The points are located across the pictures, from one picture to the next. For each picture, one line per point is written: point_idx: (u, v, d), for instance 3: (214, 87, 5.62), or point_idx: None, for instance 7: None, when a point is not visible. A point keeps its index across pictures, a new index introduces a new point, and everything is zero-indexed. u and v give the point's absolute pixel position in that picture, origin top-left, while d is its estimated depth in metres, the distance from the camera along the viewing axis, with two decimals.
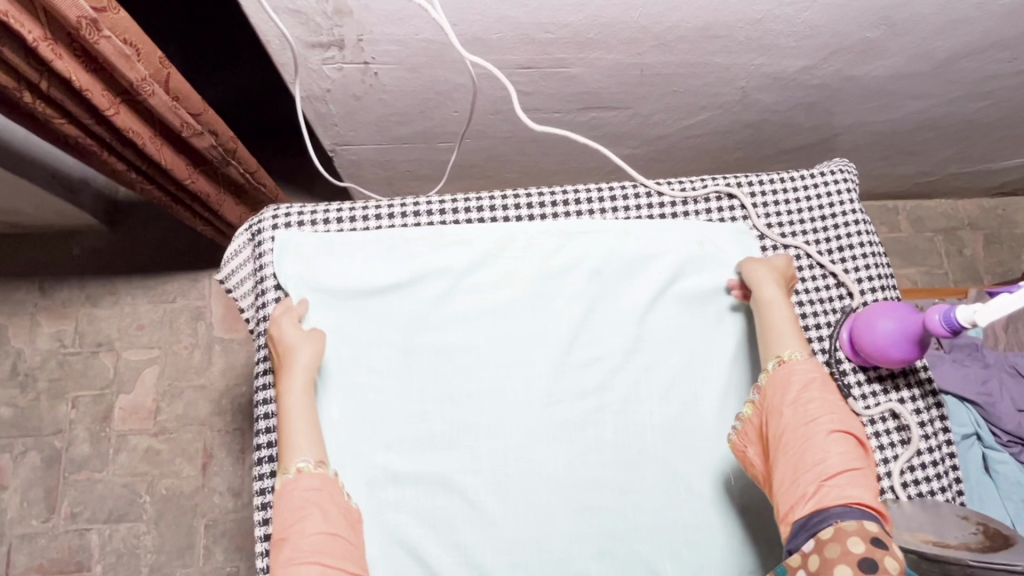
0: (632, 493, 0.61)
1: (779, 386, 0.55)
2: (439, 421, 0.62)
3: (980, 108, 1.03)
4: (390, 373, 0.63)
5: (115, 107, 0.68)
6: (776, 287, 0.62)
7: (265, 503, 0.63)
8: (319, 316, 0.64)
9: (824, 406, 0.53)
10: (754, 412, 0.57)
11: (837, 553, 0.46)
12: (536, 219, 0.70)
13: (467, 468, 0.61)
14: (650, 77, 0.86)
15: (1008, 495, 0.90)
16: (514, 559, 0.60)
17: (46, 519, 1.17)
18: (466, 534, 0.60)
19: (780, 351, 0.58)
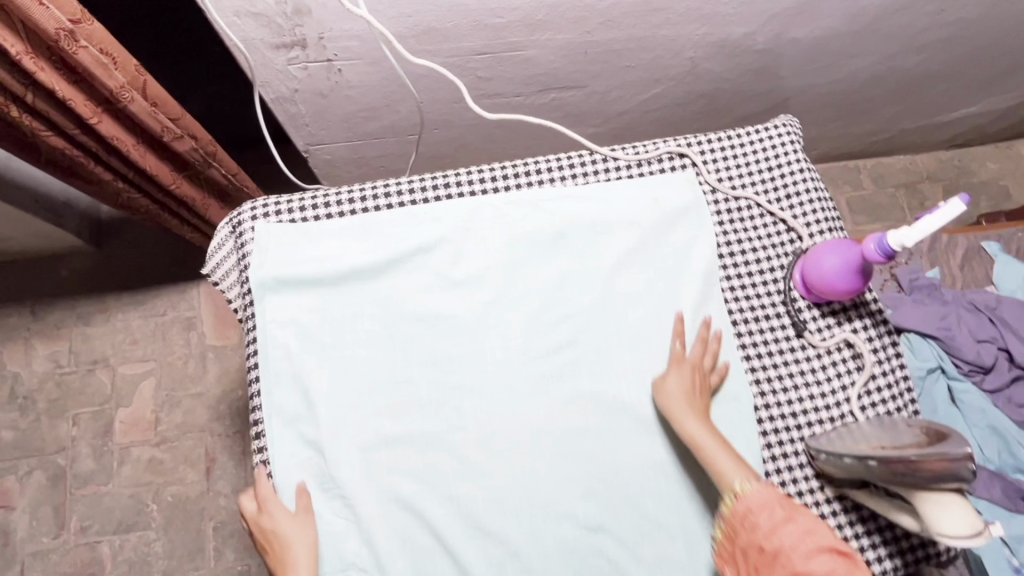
0: (610, 436, 0.66)
1: (745, 518, 0.58)
2: (425, 385, 0.66)
3: (919, 61, 1.09)
4: (375, 344, 0.67)
5: (97, 116, 0.73)
6: (692, 417, 0.63)
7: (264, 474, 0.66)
8: (303, 298, 0.68)
9: (793, 523, 0.56)
10: (727, 538, 0.60)
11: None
12: (502, 191, 0.73)
13: (455, 426, 0.65)
14: (601, 54, 0.91)
15: (972, 422, 0.97)
16: (504, 505, 0.64)
17: (56, 535, 1.20)
18: (458, 486, 0.64)
19: (732, 484, 0.59)
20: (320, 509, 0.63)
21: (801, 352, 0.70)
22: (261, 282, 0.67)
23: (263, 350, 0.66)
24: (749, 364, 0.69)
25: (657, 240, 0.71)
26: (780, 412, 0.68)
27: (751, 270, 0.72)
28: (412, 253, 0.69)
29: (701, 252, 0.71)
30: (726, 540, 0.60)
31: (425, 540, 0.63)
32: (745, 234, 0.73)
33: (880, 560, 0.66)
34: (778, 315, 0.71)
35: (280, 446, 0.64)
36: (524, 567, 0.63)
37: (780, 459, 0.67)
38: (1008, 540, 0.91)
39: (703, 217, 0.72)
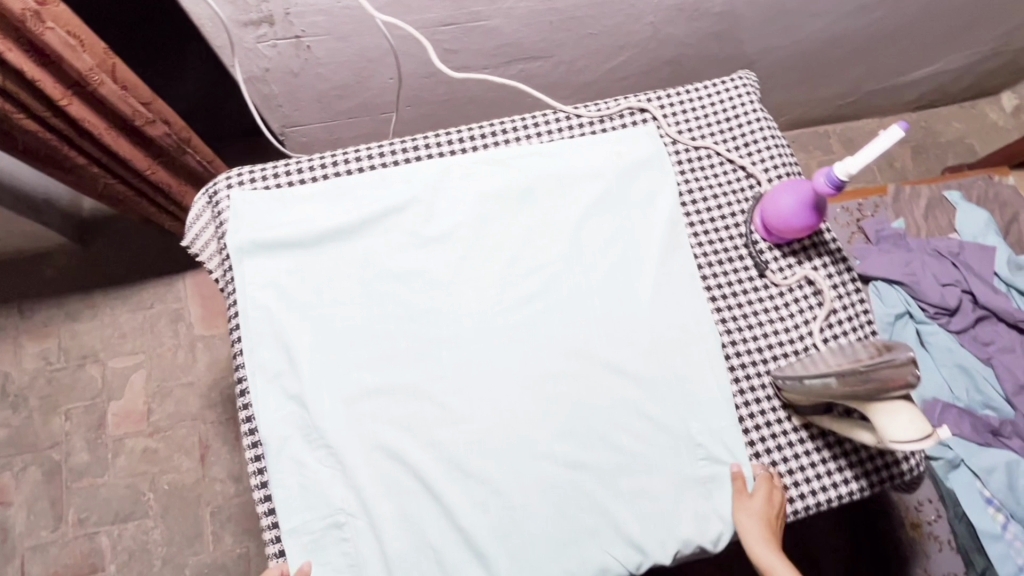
0: (585, 378, 0.68)
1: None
2: (404, 338, 0.68)
3: (876, 19, 1.12)
4: (353, 302, 0.69)
5: (68, 98, 0.74)
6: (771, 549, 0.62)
7: (252, 430, 0.69)
8: (279, 262, 0.70)
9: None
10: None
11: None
12: (470, 152, 0.76)
13: (434, 376, 0.67)
14: (564, 22, 0.93)
15: (942, 363, 1.02)
16: (485, 449, 0.66)
17: (54, 528, 1.21)
18: (439, 433, 0.66)
19: None
20: (306, 460, 0.65)
21: (764, 291, 0.73)
22: (238, 247, 0.69)
23: (244, 313, 0.68)
24: (715, 305, 0.72)
25: (620, 189, 0.74)
26: (747, 348, 0.71)
27: (713, 215, 0.75)
28: (381, 212, 0.71)
29: (662, 198, 0.74)
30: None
31: (409, 484, 0.65)
32: (706, 181, 0.76)
33: (847, 484, 0.68)
34: (740, 257, 0.74)
35: (266, 404, 0.66)
36: (507, 506, 0.64)
37: (749, 392, 0.70)
38: (977, 472, 0.95)
39: (663, 165, 0.75)
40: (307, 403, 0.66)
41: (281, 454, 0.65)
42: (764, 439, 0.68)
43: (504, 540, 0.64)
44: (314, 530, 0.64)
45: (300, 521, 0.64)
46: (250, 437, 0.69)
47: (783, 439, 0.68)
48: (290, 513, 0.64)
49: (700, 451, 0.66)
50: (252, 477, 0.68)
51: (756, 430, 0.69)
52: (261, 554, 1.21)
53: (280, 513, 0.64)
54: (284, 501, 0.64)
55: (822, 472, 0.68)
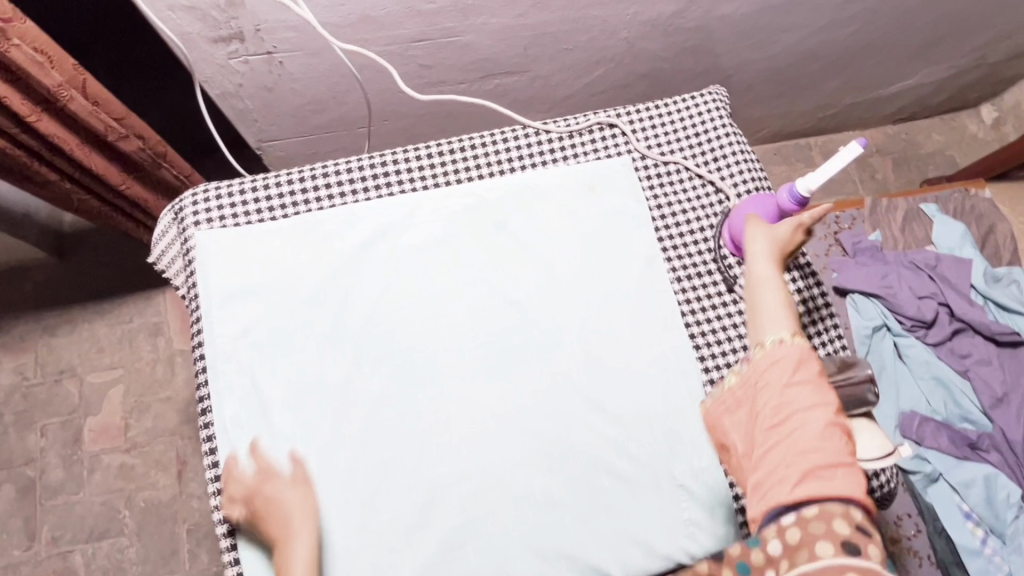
0: (560, 410, 0.67)
1: (770, 363, 0.53)
2: (378, 380, 0.66)
3: (850, 33, 1.13)
4: (325, 344, 0.67)
5: (35, 114, 0.74)
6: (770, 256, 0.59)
7: (219, 488, 0.64)
8: (249, 304, 0.67)
9: (822, 398, 0.51)
10: (739, 387, 0.55)
11: (822, 535, 0.46)
12: (442, 186, 0.74)
13: (408, 418, 0.65)
14: (538, 37, 0.94)
15: (919, 375, 1.01)
16: (460, 492, 0.64)
17: (27, 547, 1.19)
18: (415, 479, 0.64)
19: (764, 336, 0.55)
20: None
21: (732, 306, 0.73)
22: (203, 267, 0.68)
23: (213, 358, 0.65)
24: (685, 320, 0.72)
25: (595, 218, 0.73)
26: (717, 363, 0.70)
27: (683, 230, 0.75)
28: (349, 230, 0.70)
29: (635, 227, 0.73)
30: (742, 382, 0.55)
31: (383, 535, 0.62)
32: (676, 197, 0.76)
33: None
34: (709, 272, 0.74)
35: (232, 454, 0.63)
36: (484, 548, 0.63)
37: None
38: (955, 486, 0.94)
39: (636, 192, 0.75)
40: (272, 432, 0.64)
41: (251, 513, 0.62)
42: None
43: None
44: None
45: None
46: (217, 493, 0.64)
47: None
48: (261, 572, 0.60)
49: (680, 490, 0.65)
50: (211, 488, 0.64)
51: None
52: None
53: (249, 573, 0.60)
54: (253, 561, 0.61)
55: None
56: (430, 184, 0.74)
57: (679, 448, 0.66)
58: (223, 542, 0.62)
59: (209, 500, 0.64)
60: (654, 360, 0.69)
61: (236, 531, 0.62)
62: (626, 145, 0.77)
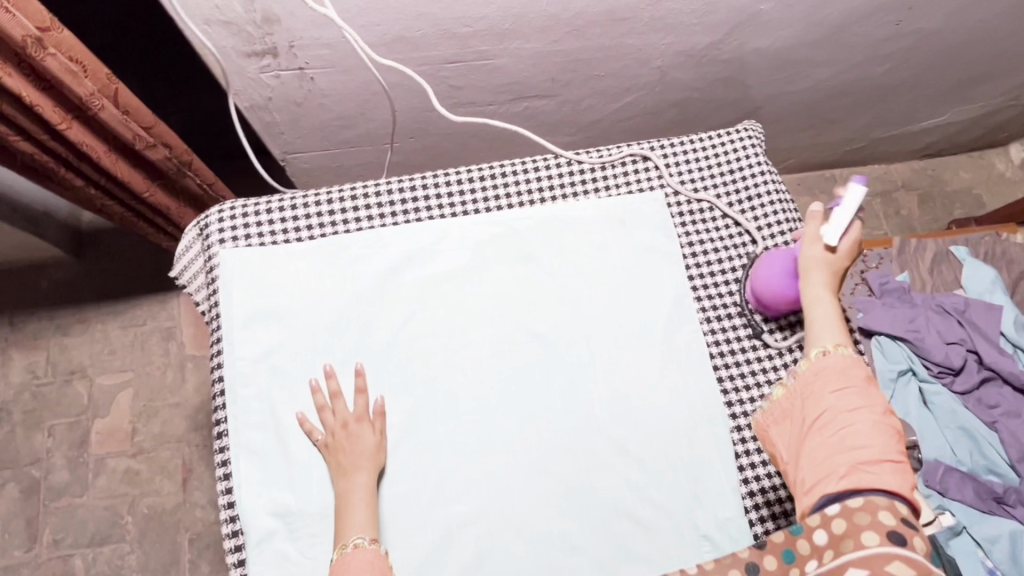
0: (582, 450, 0.65)
1: (816, 373, 0.56)
2: (398, 411, 0.65)
3: (884, 70, 1.12)
4: (345, 371, 0.65)
5: (66, 122, 0.73)
6: (825, 275, 0.59)
7: (232, 515, 0.61)
8: (271, 327, 0.66)
9: (873, 401, 0.53)
10: (787, 397, 0.58)
11: (867, 521, 0.47)
12: (470, 213, 0.72)
13: (427, 450, 0.64)
14: (570, 63, 0.93)
15: (945, 424, 0.99)
16: (478, 532, 0.62)
17: (28, 548, 1.18)
18: (431, 514, 0.62)
19: (823, 341, 0.57)
20: (290, 550, 0.60)
21: (761, 350, 0.71)
22: (226, 287, 0.66)
23: (232, 381, 0.64)
24: (713, 362, 0.70)
25: (625, 253, 0.72)
26: (744, 409, 0.68)
27: (714, 270, 0.73)
28: (375, 255, 0.69)
29: (666, 264, 0.72)
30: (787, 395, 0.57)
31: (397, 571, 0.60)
32: (707, 235, 0.75)
33: None
34: (740, 313, 0.72)
35: (247, 481, 0.61)
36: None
37: (745, 457, 0.67)
38: (980, 541, 0.92)
39: (668, 228, 0.73)
40: (288, 460, 0.62)
41: (264, 544, 0.60)
42: (760, 509, 0.65)
43: None
44: None
45: None
46: (229, 521, 0.62)
47: (778, 507, 0.65)
48: None
49: (704, 541, 0.63)
50: (223, 514, 0.62)
51: (750, 497, 0.66)
52: None
53: None
54: None
55: None
56: (458, 211, 0.72)
57: (704, 497, 0.64)
58: (233, 573, 0.60)
59: (221, 527, 0.61)
60: (680, 403, 0.67)
61: (247, 562, 0.60)
62: (658, 180, 0.76)
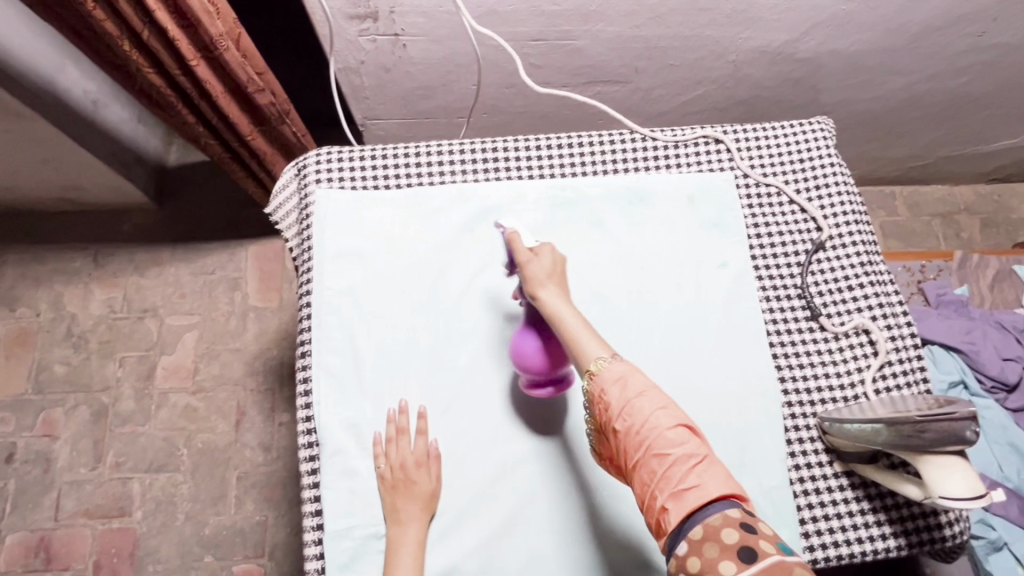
0: None
1: (600, 402, 0.55)
2: (465, 352, 0.69)
3: (960, 84, 1.11)
4: (418, 312, 0.70)
5: (197, 59, 0.80)
6: (550, 282, 0.62)
7: (309, 428, 0.67)
8: (353, 264, 0.71)
9: (656, 403, 0.54)
10: (597, 430, 0.57)
11: (715, 552, 0.46)
12: (545, 177, 0.76)
13: (489, 390, 0.68)
14: (648, 50, 0.96)
15: (994, 439, 0.98)
16: (532, 472, 0.66)
17: (92, 467, 1.27)
18: (488, 451, 0.66)
19: (588, 364, 0.58)
20: (357, 466, 0.65)
21: (815, 333, 0.72)
22: (316, 223, 0.72)
23: (317, 308, 0.70)
24: (768, 340, 0.72)
25: (690, 229, 0.75)
26: (796, 388, 0.70)
27: (774, 253, 0.75)
28: (456, 208, 0.73)
29: (731, 241, 0.74)
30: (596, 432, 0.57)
31: (456, 500, 0.65)
32: (771, 218, 0.77)
33: (885, 539, 0.66)
34: (796, 297, 0.74)
35: (326, 399, 0.67)
36: (548, 531, 0.64)
37: (793, 431, 0.69)
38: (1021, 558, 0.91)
39: (735, 209, 0.75)
40: (364, 385, 0.67)
41: (336, 457, 0.65)
42: (803, 481, 0.67)
43: (539, 563, 0.63)
44: (354, 537, 0.63)
45: (344, 524, 0.63)
46: (305, 433, 0.67)
47: (823, 484, 0.67)
48: (336, 511, 0.64)
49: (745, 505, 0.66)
50: (300, 428, 0.67)
51: (795, 470, 0.67)
52: (279, 524, 1.24)
53: (327, 512, 0.64)
54: (332, 500, 0.64)
55: (859, 524, 0.66)
56: (536, 175, 0.76)
57: (751, 465, 0.67)
58: (305, 479, 0.66)
59: (299, 438, 0.67)
60: (733, 373, 0.70)
61: (320, 471, 0.65)
62: (728, 163, 0.78)
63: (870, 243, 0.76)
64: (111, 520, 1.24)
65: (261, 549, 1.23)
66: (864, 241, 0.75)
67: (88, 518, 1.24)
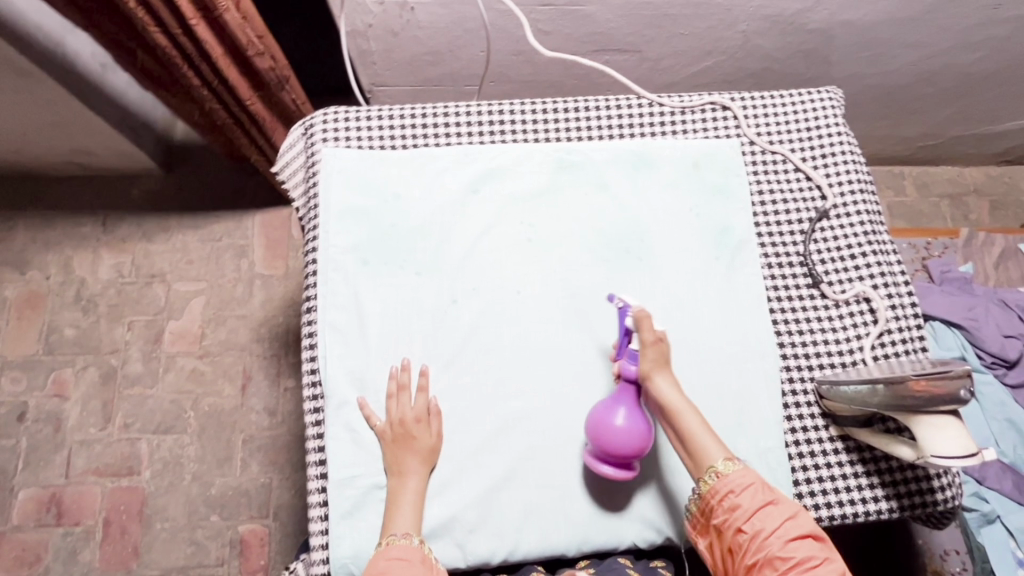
0: None
1: (720, 499, 0.59)
2: (468, 311, 0.70)
3: (974, 60, 1.10)
4: (422, 271, 0.71)
5: (197, 19, 0.79)
6: (665, 372, 0.64)
7: (314, 380, 0.69)
8: (358, 223, 0.72)
9: (786, 513, 0.58)
10: (699, 515, 0.61)
11: None
12: (549, 141, 0.76)
13: (490, 350, 0.69)
14: (658, 18, 0.95)
15: (992, 416, 0.99)
16: (530, 426, 0.67)
17: (102, 428, 1.30)
18: (487, 409, 0.67)
19: (713, 462, 0.61)
20: (360, 419, 0.67)
21: (816, 300, 0.73)
22: (321, 182, 0.73)
23: (322, 266, 0.71)
24: (769, 306, 0.72)
25: (694, 195, 0.75)
26: (795, 354, 0.71)
27: (776, 222, 0.75)
28: (460, 169, 0.74)
29: (733, 211, 0.74)
30: (700, 517, 0.61)
31: (456, 453, 0.66)
32: (776, 187, 0.76)
33: (878, 501, 0.67)
34: (797, 266, 0.74)
35: (330, 354, 0.68)
36: (546, 483, 0.66)
37: (789, 396, 0.70)
38: (1013, 531, 0.93)
39: (739, 177, 0.75)
40: (367, 340, 0.68)
41: (340, 410, 0.67)
42: (798, 443, 0.68)
43: (534, 513, 0.65)
44: (358, 485, 0.65)
45: (348, 474, 0.65)
46: (310, 385, 0.69)
47: (819, 448, 0.68)
48: (340, 461, 0.65)
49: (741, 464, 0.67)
50: (305, 380, 0.70)
51: (790, 433, 0.69)
52: (284, 486, 1.27)
53: (331, 461, 0.65)
54: (335, 450, 0.66)
55: (852, 486, 0.67)
56: (541, 140, 0.77)
57: (748, 426, 0.68)
58: (310, 431, 0.68)
59: (304, 391, 0.69)
60: (734, 337, 0.70)
61: (324, 422, 0.67)
62: (735, 130, 0.78)
63: (874, 214, 0.76)
64: (120, 479, 1.27)
65: (265, 510, 1.26)
66: (869, 212, 0.75)
67: (98, 476, 1.27)
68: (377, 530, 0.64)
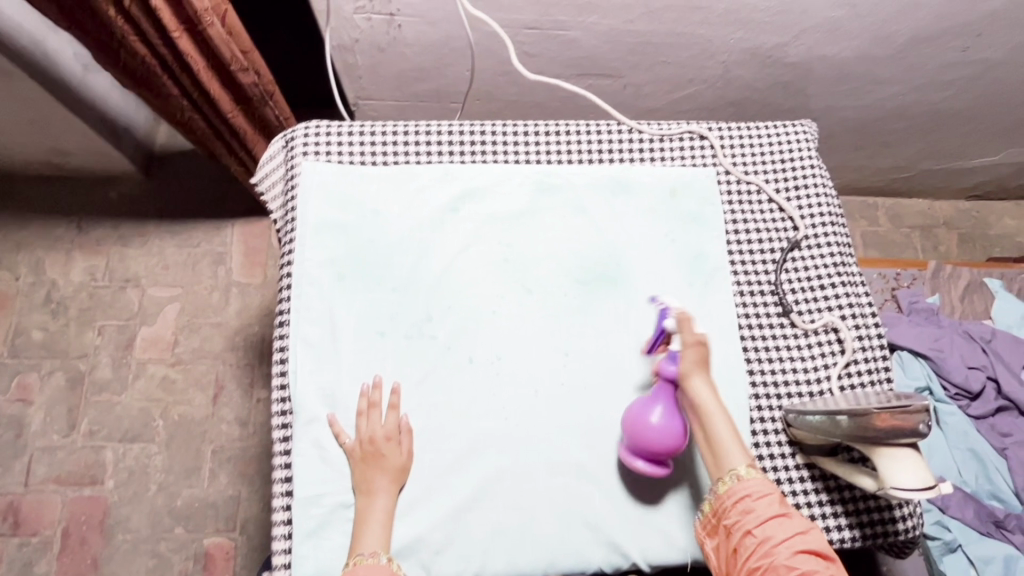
0: (611, 395, 0.69)
1: (735, 500, 0.60)
2: (443, 329, 0.70)
3: (944, 98, 1.13)
4: (398, 288, 0.71)
5: (179, 31, 0.79)
6: (702, 375, 0.63)
7: (283, 396, 0.68)
8: (335, 237, 0.72)
9: (799, 528, 0.58)
10: (713, 513, 0.62)
11: None
12: (530, 163, 0.77)
13: (464, 369, 0.69)
14: (641, 45, 0.97)
15: (955, 445, 1.02)
16: (500, 447, 0.67)
17: (66, 435, 1.26)
18: (458, 429, 0.67)
19: (735, 466, 0.61)
20: (329, 436, 0.66)
21: (785, 329, 0.74)
22: (298, 196, 0.73)
23: (297, 280, 0.70)
24: (741, 334, 0.74)
25: (670, 221, 0.76)
26: (765, 381, 0.72)
27: (749, 251, 0.77)
28: (440, 188, 0.74)
29: (708, 239, 0.76)
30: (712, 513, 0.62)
31: (426, 473, 0.66)
32: (749, 216, 0.78)
33: (841, 529, 0.68)
34: (768, 295, 0.75)
35: (301, 368, 0.68)
36: (515, 505, 0.65)
37: (758, 423, 0.71)
38: (974, 560, 0.94)
39: (714, 206, 0.77)
40: (339, 356, 0.68)
41: (309, 426, 0.66)
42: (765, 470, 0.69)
43: (502, 534, 0.65)
44: (325, 503, 0.64)
45: (314, 492, 0.64)
46: (280, 400, 0.69)
47: (785, 475, 0.69)
48: (306, 478, 0.65)
49: None
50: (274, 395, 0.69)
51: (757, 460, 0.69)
52: (252, 499, 1.25)
53: (298, 478, 0.65)
54: (302, 467, 0.65)
55: (816, 514, 0.68)
56: (521, 161, 0.77)
57: None
58: (277, 447, 0.67)
59: (272, 406, 0.69)
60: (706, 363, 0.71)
61: (291, 438, 0.66)
62: (711, 160, 0.80)
63: (845, 246, 0.78)
64: (82, 488, 1.24)
65: (232, 523, 1.23)
66: (839, 244, 0.77)
67: (59, 485, 1.24)
68: (342, 550, 0.63)
